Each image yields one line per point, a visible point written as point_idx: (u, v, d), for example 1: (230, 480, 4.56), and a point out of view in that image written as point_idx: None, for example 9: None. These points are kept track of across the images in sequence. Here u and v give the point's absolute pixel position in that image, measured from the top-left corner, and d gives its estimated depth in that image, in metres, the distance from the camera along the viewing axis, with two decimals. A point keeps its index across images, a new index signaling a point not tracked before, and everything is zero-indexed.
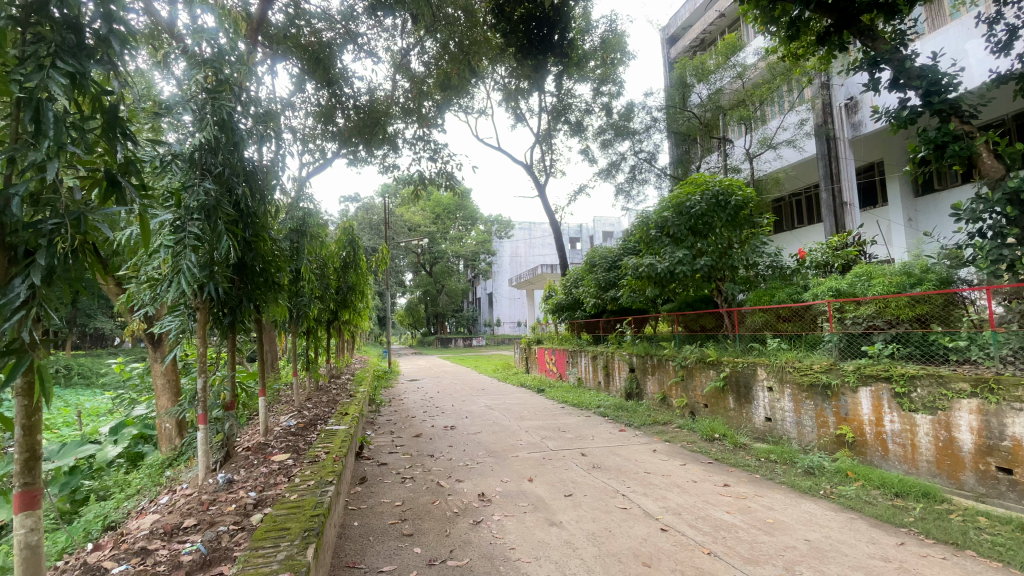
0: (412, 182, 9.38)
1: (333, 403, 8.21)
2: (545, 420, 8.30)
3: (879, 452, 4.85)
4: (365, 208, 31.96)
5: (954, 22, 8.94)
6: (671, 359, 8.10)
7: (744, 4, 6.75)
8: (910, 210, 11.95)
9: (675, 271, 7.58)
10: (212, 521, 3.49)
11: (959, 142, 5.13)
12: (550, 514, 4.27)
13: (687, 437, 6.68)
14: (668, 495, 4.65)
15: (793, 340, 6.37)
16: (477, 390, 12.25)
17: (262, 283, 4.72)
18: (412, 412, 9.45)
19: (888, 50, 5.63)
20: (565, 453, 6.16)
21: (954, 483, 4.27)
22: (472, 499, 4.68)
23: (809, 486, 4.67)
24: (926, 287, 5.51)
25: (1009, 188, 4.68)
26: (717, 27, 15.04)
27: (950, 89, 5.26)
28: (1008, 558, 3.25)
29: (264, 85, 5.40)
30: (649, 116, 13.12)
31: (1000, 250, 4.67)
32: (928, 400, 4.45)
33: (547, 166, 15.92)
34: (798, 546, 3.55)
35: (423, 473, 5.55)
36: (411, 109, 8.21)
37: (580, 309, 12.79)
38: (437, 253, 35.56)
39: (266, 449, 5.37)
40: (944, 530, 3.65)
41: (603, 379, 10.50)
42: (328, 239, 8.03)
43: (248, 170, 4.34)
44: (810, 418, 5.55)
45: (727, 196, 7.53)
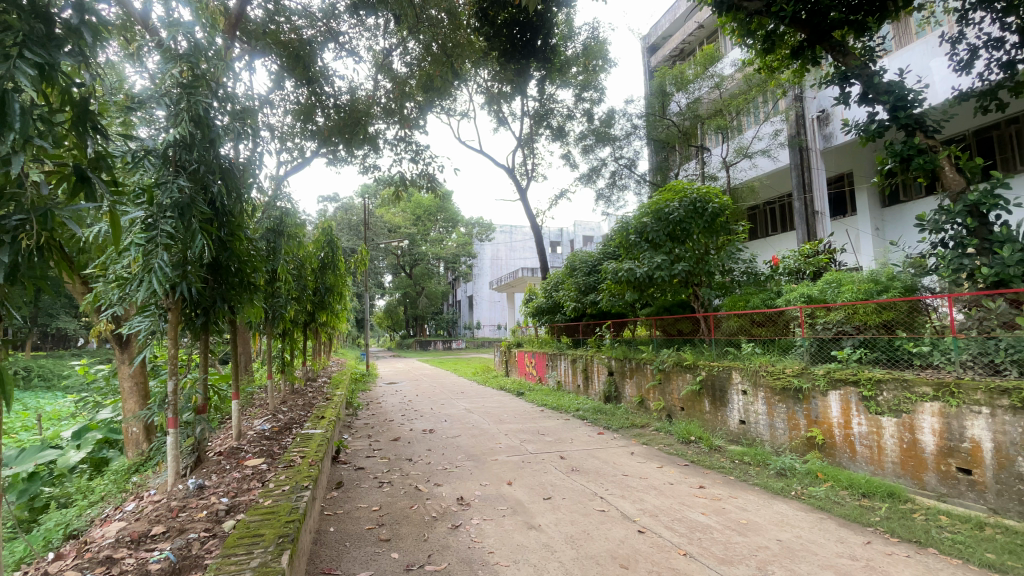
0: (393, 183, 9.27)
1: (309, 407, 8.08)
2: (524, 424, 8.30)
3: (847, 454, 5.01)
4: (344, 208, 31.58)
5: (919, 40, 9.34)
6: (650, 363, 8.21)
7: (723, 17, 6.94)
8: (878, 219, 12.38)
9: (653, 275, 7.71)
10: (182, 529, 3.38)
11: (924, 156, 5.35)
12: (529, 517, 4.27)
13: (664, 440, 6.80)
14: (645, 497, 4.72)
15: (767, 344, 6.49)
16: (457, 393, 12.20)
17: (237, 284, 4.61)
18: (390, 416, 9.35)
19: (858, 66, 5.83)
20: (544, 456, 6.18)
21: (917, 483, 4.42)
22: (451, 503, 4.65)
23: (782, 487, 4.79)
24: (892, 295, 5.61)
25: (969, 201, 4.92)
26: (696, 38, 15.36)
27: (916, 104, 5.48)
28: (967, 555, 3.37)
29: (243, 82, 5.29)
30: (629, 123, 13.38)
31: (961, 260, 4.87)
32: (893, 403, 4.60)
33: (528, 170, 15.99)
34: (770, 545, 3.63)
35: (401, 477, 5.49)
36: (393, 109, 8.17)
37: (560, 312, 12.88)
38: (417, 254, 35.42)
39: (239, 454, 5.23)
40: (908, 529, 3.78)
41: (582, 383, 10.58)
42: (306, 239, 7.90)
43: (225, 167, 4.25)
44: (782, 421, 5.71)
45: (705, 204, 7.67)
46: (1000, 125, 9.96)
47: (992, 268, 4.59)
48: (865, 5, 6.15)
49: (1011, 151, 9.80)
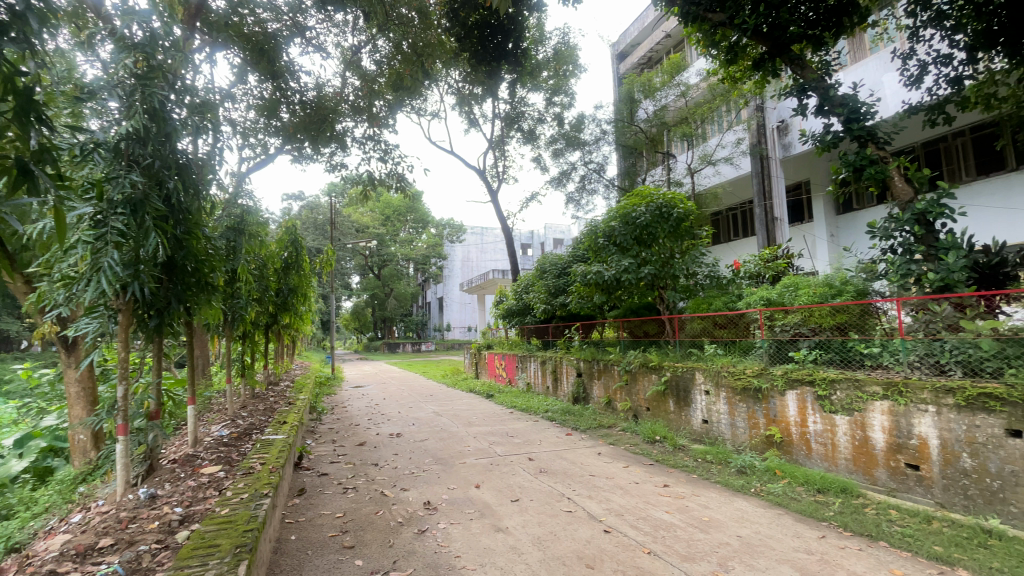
0: (361, 182, 9.08)
1: (271, 411, 7.80)
2: (493, 426, 8.27)
3: (803, 451, 5.21)
4: (309, 207, 30.82)
5: (872, 56, 9.86)
6: (617, 364, 8.34)
7: (689, 27, 7.20)
8: (832, 226, 12.99)
9: (621, 278, 7.87)
10: (131, 541, 3.19)
11: (875, 166, 5.64)
12: (496, 520, 4.25)
13: (631, 440, 6.93)
14: (611, 497, 4.77)
15: (728, 346, 6.68)
16: (425, 396, 12.07)
17: (194, 284, 4.40)
18: (356, 420, 9.15)
19: (815, 79, 6.10)
20: (512, 459, 6.17)
21: (868, 478, 4.63)
22: (418, 507, 4.57)
23: (742, 484, 4.95)
24: (845, 298, 5.86)
25: (916, 209, 5.23)
26: (663, 47, 15.75)
27: (868, 117, 5.78)
28: (916, 548, 3.53)
29: (203, 75, 5.08)
30: (599, 128, 13.60)
31: (909, 265, 5.16)
32: (846, 402, 4.82)
33: (499, 173, 16.02)
34: (731, 542, 3.74)
35: (366, 482, 5.36)
36: (361, 107, 8.03)
37: (529, 314, 12.94)
38: (385, 254, 34.90)
39: (194, 461, 4.99)
40: (861, 523, 3.95)
41: (551, 384, 10.65)
42: (269, 238, 7.64)
43: (182, 164, 4.04)
44: (742, 420, 5.90)
45: (670, 209, 7.86)
46: (947, 137, 10.57)
47: (938, 273, 4.89)
48: (822, 20, 6.46)
49: (957, 163, 10.45)
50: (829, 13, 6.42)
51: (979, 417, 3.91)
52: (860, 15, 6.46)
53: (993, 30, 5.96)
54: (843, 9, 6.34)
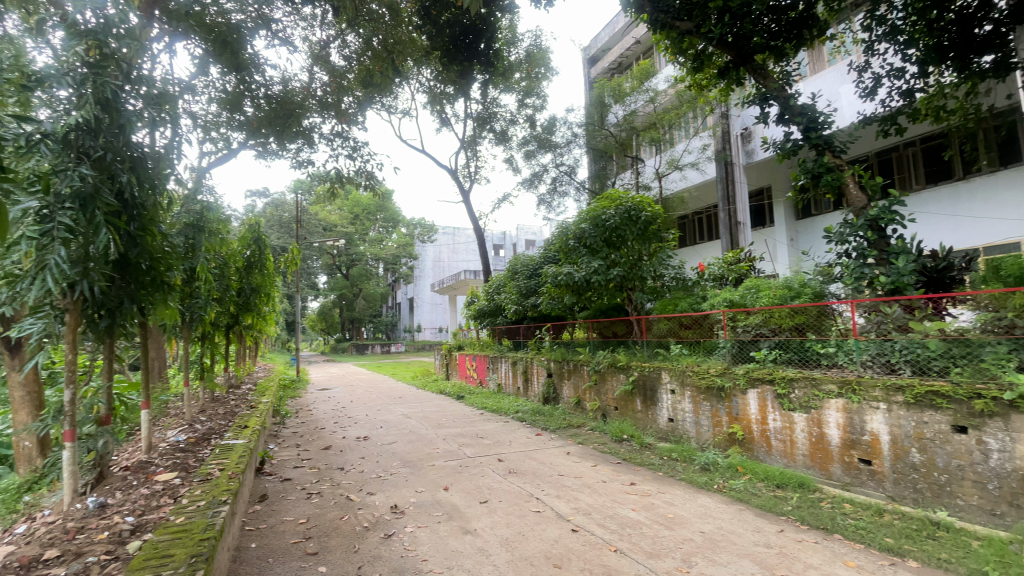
0: (328, 180, 8.83)
1: (232, 415, 7.50)
2: (463, 427, 8.23)
3: (764, 448, 5.41)
4: (274, 204, 29.91)
5: (831, 68, 10.33)
6: (587, 364, 8.45)
7: (657, 34, 7.37)
8: (791, 231, 13.54)
9: (590, 279, 7.98)
10: (78, 552, 3.01)
11: (831, 173, 5.91)
12: (464, 522, 4.22)
13: (599, 439, 7.03)
14: (579, 496, 4.81)
15: (693, 346, 6.85)
16: (394, 398, 11.89)
17: (149, 283, 4.18)
18: (321, 423, 8.93)
19: (776, 88, 6.34)
20: (482, 460, 6.15)
21: (824, 473, 4.84)
22: (384, 511, 4.49)
23: (706, 481, 5.10)
24: (803, 300, 6.10)
25: (869, 216, 5.51)
26: (633, 53, 16.06)
27: (825, 126, 6.05)
28: (868, 540, 3.70)
29: (159, 65, 4.85)
30: (570, 131, 13.79)
31: (862, 269, 5.44)
32: (804, 400, 5.02)
33: (471, 173, 15.97)
34: (694, 538, 3.84)
35: (331, 487, 5.23)
36: (329, 103, 7.84)
37: (501, 315, 12.93)
38: (354, 254, 34.26)
39: (148, 468, 4.75)
40: (817, 517, 4.12)
41: (522, 385, 10.68)
42: (230, 236, 7.36)
43: (136, 157, 3.84)
44: (706, 418, 6.08)
45: (639, 212, 8.02)
46: (898, 147, 11.20)
47: (889, 277, 5.18)
48: (784, 32, 6.79)
49: (908, 172, 11.06)
50: (790, 26, 6.76)
51: (927, 414, 4.12)
52: (819, 28, 6.82)
53: (944, 45, 6.43)
54: (803, 22, 6.68)
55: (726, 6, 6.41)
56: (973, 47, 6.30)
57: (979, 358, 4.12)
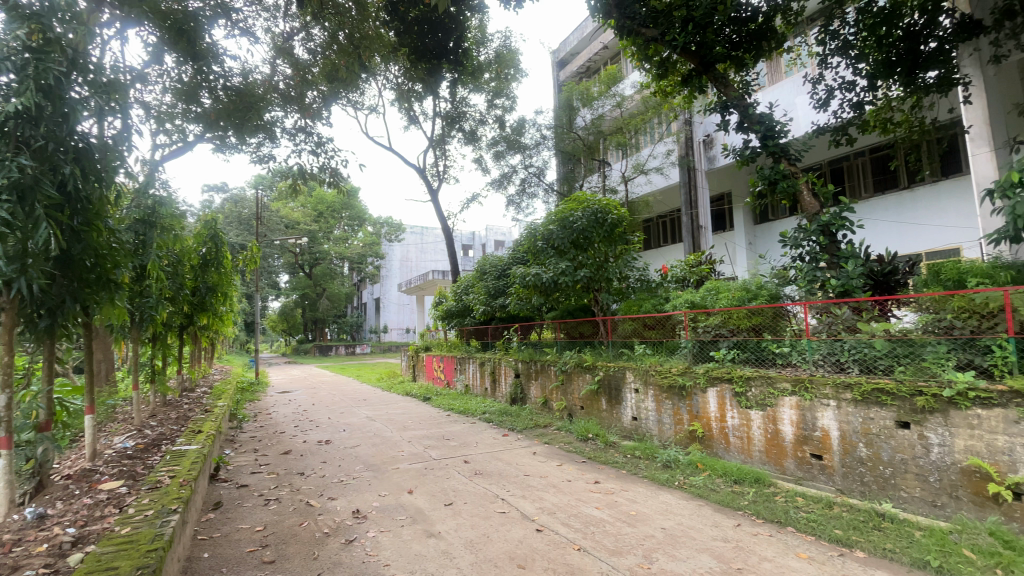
0: (289, 176, 8.54)
1: (184, 420, 7.15)
2: (429, 429, 8.14)
3: (722, 445, 5.59)
4: (232, 199, 28.79)
5: (787, 79, 10.81)
6: (554, 364, 8.53)
7: (624, 41, 7.52)
8: (749, 235, 14.07)
9: (558, 280, 8.06)
10: (14, 566, 2.80)
11: (786, 180, 6.18)
12: (428, 525, 4.17)
13: (565, 438, 7.11)
14: (544, 496, 4.84)
15: (656, 346, 7.01)
16: (359, 400, 11.65)
17: (94, 281, 3.92)
18: (281, 427, 8.64)
19: (736, 97, 6.56)
20: (447, 462, 6.09)
21: (779, 468, 5.05)
22: (346, 517, 4.39)
23: (667, 478, 5.23)
24: (759, 301, 6.33)
25: (821, 221, 5.79)
26: (600, 58, 16.35)
27: (781, 135, 6.31)
28: (818, 532, 3.88)
29: (109, 52, 4.57)
30: (539, 133, 13.92)
31: (815, 272, 5.70)
32: (760, 398, 5.23)
33: (440, 172, 15.86)
34: (655, 534, 3.93)
35: (290, 492, 5.07)
36: (292, 97, 7.59)
37: (469, 316, 12.87)
38: (317, 253, 33.36)
39: (91, 477, 4.46)
40: (771, 511, 4.28)
41: (489, 386, 10.68)
42: (184, 232, 7.03)
43: (81, 148, 3.61)
44: (668, 416, 6.24)
45: (605, 215, 8.14)
46: (849, 157, 11.85)
47: (839, 280, 5.45)
48: (744, 43, 7.08)
49: (857, 181, 11.70)
50: (751, 37, 7.06)
51: (874, 410, 4.35)
52: (776, 40, 7.19)
53: (891, 60, 6.82)
54: (761, 34, 7.01)
55: (690, 16, 6.61)
56: (919, 63, 6.74)
57: (921, 357, 4.38)
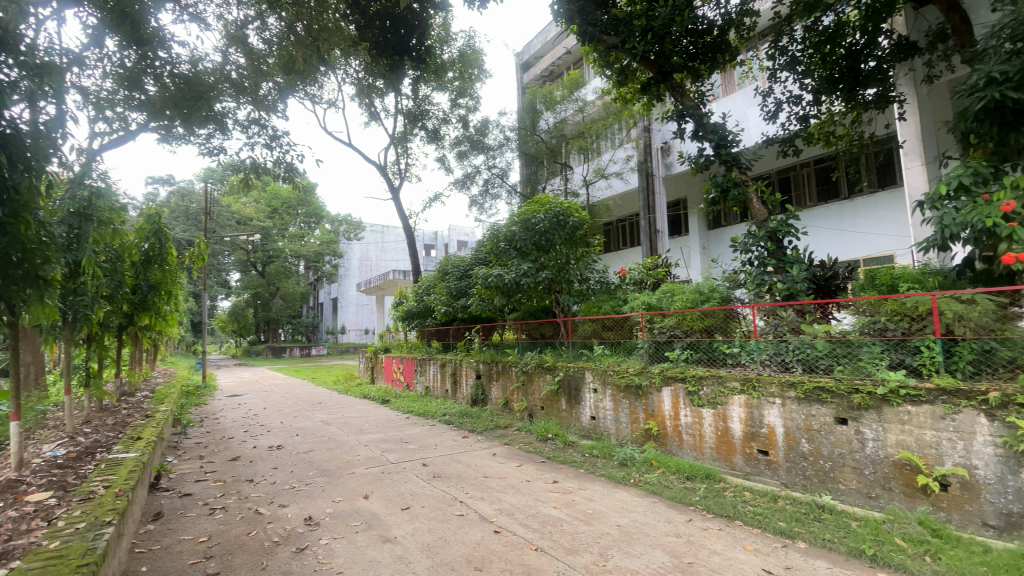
0: (241, 169, 8.18)
1: (123, 427, 6.72)
2: (387, 432, 7.98)
3: (676, 442, 5.76)
4: (179, 193, 27.34)
5: (740, 91, 11.30)
6: (515, 365, 8.55)
7: (586, 46, 7.63)
8: (704, 240, 14.59)
9: (520, 282, 8.06)
10: None
11: (737, 188, 6.44)
12: (384, 530, 4.08)
13: (525, 439, 7.14)
14: (503, 497, 4.84)
15: (615, 346, 7.15)
16: (314, 403, 11.30)
17: (20, 277, 3.61)
18: (229, 432, 8.26)
19: (692, 107, 6.76)
20: (405, 465, 5.99)
21: (728, 464, 5.25)
22: (297, 524, 4.24)
23: (623, 476, 5.35)
24: (713, 304, 6.46)
25: (769, 228, 6.05)
26: (564, 62, 16.55)
27: (733, 144, 6.57)
28: (763, 524, 4.06)
29: (43, 32, 4.26)
30: (502, 134, 13.96)
31: (763, 276, 5.97)
32: (712, 397, 5.42)
33: (401, 170, 15.61)
34: (611, 531, 4.00)
35: (238, 500, 4.85)
36: (245, 87, 7.04)
37: (430, 317, 12.72)
38: (271, 250, 32.09)
39: (17, 488, 4.12)
40: (721, 506, 4.44)
41: (450, 387, 10.59)
42: (124, 226, 6.61)
43: (8, 135, 3.30)
44: (625, 415, 6.39)
45: (567, 217, 8.23)
46: (796, 167, 12.49)
47: (785, 284, 5.72)
48: (700, 55, 7.34)
49: (803, 190, 12.34)
50: (706, 49, 7.32)
51: (815, 407, 4.59)
52: (730, 53, 7.48)
53: (834, 77, 7.26)
54: (716, 47, 7.29)
55: (649, 25, 6.77)
56: (859, 81, 7.18)
57: (858, 357, 4.65)
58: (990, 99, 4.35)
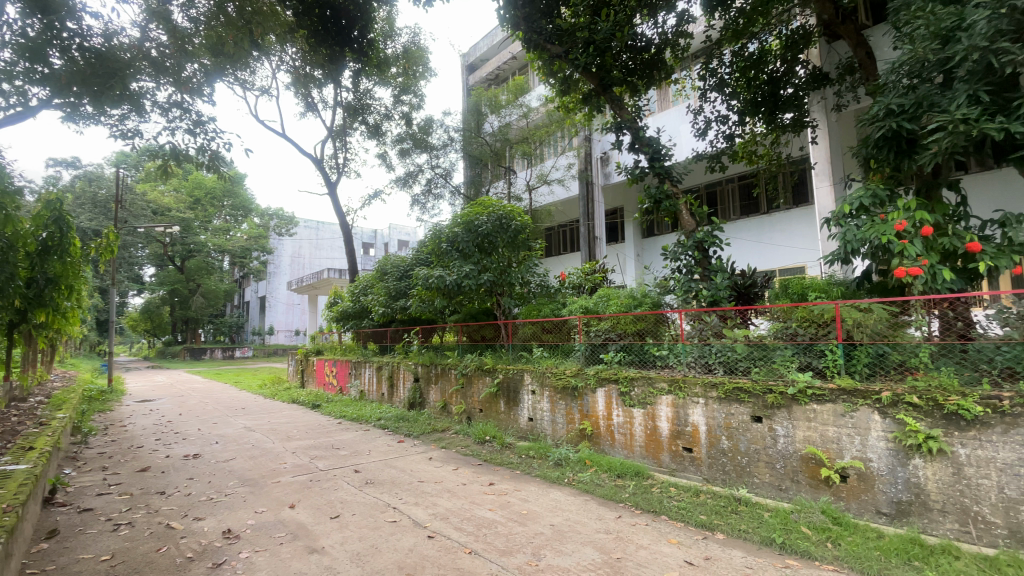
0: (159, 155, 7.51)
1: (9, 436, 5.96)
2: (317, 438, 7.63)
3: (608, 441, 5.95)
4: (86, 177, 24.76)
5: (673, 107, 11.92)
6: (454, 368, 8.49)
7: (530, 52, 7.72)
8: (639, 247, 15.22)
9: (462, 284, 7.94)
10: None
11: (669, 200, 6.77)
12: (311, 541, 3.90)
13: (462, 442, 7.10)
14: (437, 501, 4.77)
15: (553, 349, 7.30)
16: (237, 409, 10.60)
17: None
18: (139, 441, 7.57)
19: (630, 119, 7.02)
20: (335, 472, 5.76)
21: (656, 461, 5.49)
22: (214, 538, 3.96)
23: (558, 476, 5.46)
24: (644, 309, 6.71)
25: (697, 238, 6.41)
26: (509, 67, 16.72)
27: (666, 158, 6.90)
28: (686, 518, 4.28)
29: None
30: (446, 134, 13.88)
31: (691, 283, 6.31)
32: (642, 397, 5.65)
33: (339, 165, 15.06)
34: (544, 531, 4.06)
35: (147, 515, 4.45)
36: (166, 67, 6.37)
37: (366, 318, 12.35)
38: (192, 244, 29.80)
39: None
40: (649, 502, 4.63)
41: (386, 391, 10.34)
42: (18, 212, 5.89)
43: None
44: (561, 416, 6.52)
45: (510, 221, 8.33)
46: (722, 182, 13.35)
47: (709, 291, 6.08)
48: (639, 70, 7.73)
49: (728, 204, 13.20)
50: (643, 66, 7.74)
51: (734, 406, 4.91)
52: (666, 71, 7.87)
53: (757, 100, 7.81)
54: (653, 64, 7.72)
55: (591, 38, 7.00)
56: (779, 105, 7.76)
57: (772, 359, 5.01)
58: (889, 128, 4.84)
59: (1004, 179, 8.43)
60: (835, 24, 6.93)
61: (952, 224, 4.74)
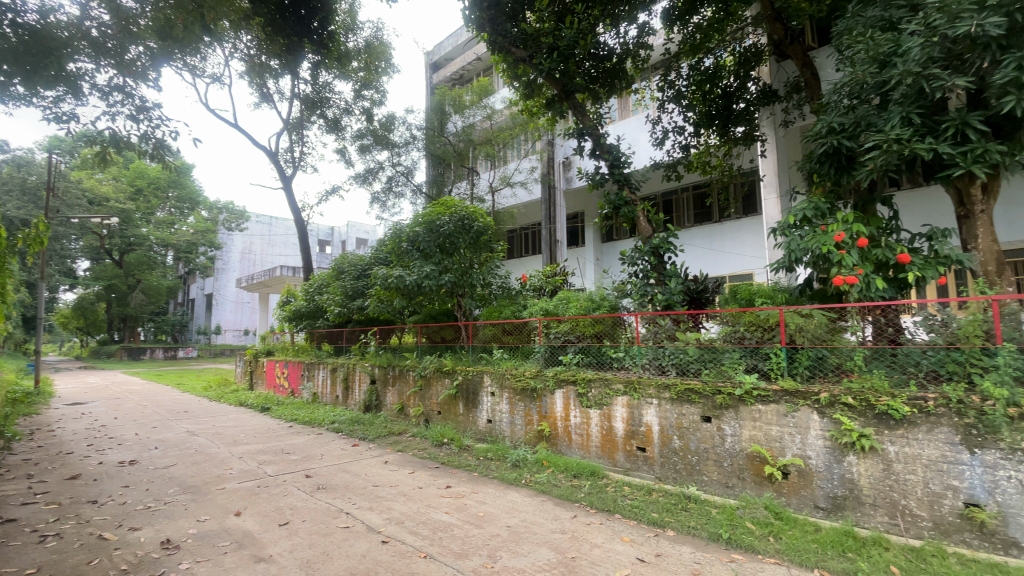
0: (96, 142, 7.00)
1: None
2: (266, 443, 7.33)
3: (565, 442, 6.03)
4: (13, 161, 22.83)
5: (633, 117, 12.25)
6: (412, 369, 8.38)
7: (495, 54, 7.74)
8: (598, 251, 15.52)
9: (422, 284, 7.83)
10: None
11: (627, 206, 6.93)
12: (258, 549, 3.74)
13: (420, 445, 7.00)
14: (392, 506, 4.69)
15: (513, 351, 7.32)
16: (180, 412, 10.04)
17: None
18: (68, 447, 7.04)
19: (591, 126, 7.14)
20: (285, 478, 5.56)
21: (611, 461, 5.59)
22: (153, 548, 3.73)
23: (515, 477, 5.48)
24: (602, 311, 6.86)
25: (653, 244, 6.59)
26: (474, 67, 16.67)
27: (626, 165, 7.06)
28: (639, 516, 4.38)
29: None
30: (408, 132, 13.74)
31: (647, 287, 6.48)
32: (599, 398, 5.75)
33: (295, 159, 14.58)
34: (500, 532, 4.06)
35: (77, 525, 4.14)
36: (108, 48, 5.95)
37: (321, 317, 11.97)
38: (132, 237, 28.03)
39: None
40: (604, 501, 4.72)
41: (341, 393, 10.07)
42: None
43: None
44: (520, 418, 6.55)
45: (471, 222, 8.35)
46: (677, 191, 13.82)
47: (664, 295, 6.27)
48: (601, 78, 7.89)
49: (683, 212, 13.67)
50: (605, 74, 7.90)
51: (685, 407, 5.08)
52: (627, 81, 8.06)
53: (712, 113, 8.15)
54: (614, 73, 7.88)
55: (555, 45, 7.09)
56: (731, 118, 8.13)
57: (721, 361, 5.20)
58: (830, 144, 5.18)
59: (931, 196, 9.13)
60: (784, 44, 7.29)
61: (885, 236, 5.10)
